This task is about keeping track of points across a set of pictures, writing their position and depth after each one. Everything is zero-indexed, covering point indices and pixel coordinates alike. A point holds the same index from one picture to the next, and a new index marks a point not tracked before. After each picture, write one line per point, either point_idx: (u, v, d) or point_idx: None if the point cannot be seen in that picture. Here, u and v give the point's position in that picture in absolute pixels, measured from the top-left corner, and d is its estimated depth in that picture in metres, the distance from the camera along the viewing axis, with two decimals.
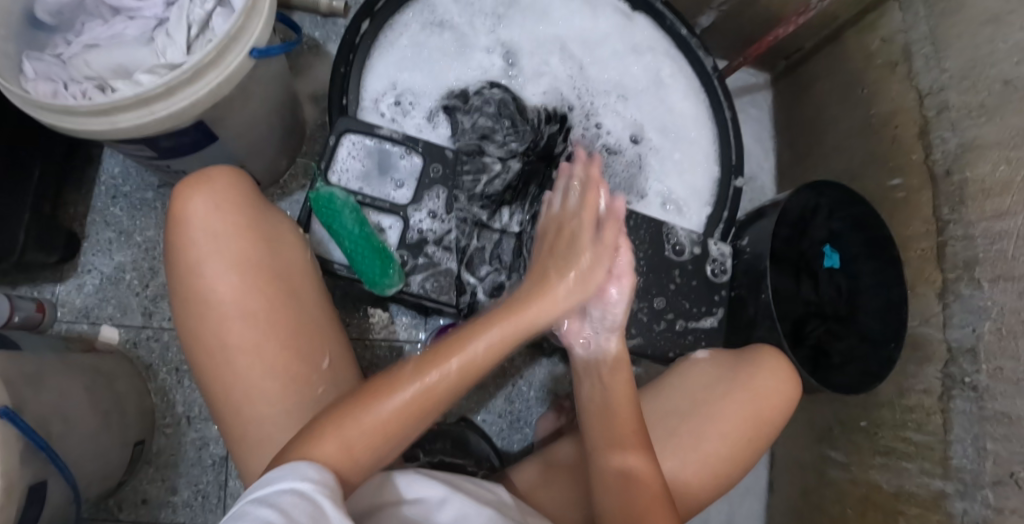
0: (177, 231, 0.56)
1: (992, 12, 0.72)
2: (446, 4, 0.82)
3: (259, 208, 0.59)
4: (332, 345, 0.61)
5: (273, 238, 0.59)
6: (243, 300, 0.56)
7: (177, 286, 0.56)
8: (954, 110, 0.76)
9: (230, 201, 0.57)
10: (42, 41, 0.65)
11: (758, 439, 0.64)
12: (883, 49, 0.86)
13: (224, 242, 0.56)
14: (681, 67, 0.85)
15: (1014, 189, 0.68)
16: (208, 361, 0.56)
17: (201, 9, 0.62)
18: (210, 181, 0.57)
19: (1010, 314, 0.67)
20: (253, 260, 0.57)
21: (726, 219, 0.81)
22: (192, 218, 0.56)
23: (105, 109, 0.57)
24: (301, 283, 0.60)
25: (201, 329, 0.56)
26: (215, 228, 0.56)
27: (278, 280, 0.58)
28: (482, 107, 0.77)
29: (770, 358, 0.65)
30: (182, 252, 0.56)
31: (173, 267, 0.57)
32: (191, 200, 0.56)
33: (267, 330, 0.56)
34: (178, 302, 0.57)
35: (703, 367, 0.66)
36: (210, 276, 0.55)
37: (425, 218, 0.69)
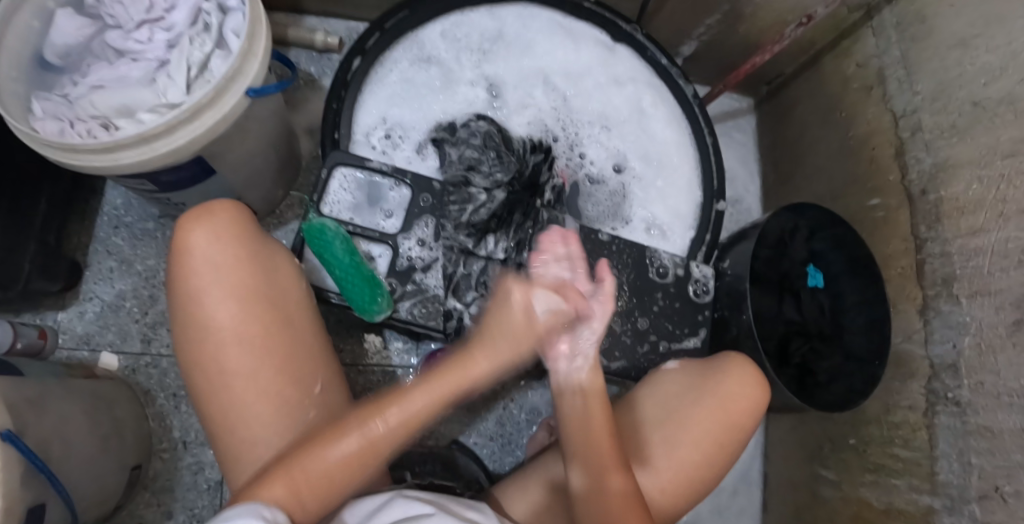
0: (179, 260, 0.58)
1: (959, 36, 0.75)
2: (435, 40, 0.86)
3: (257, 238, 0.61)
4: (325, 369, 0.63)
5: (270, 268, 0.61)
6: (240, 327, 0.58)
7: (177, 313, 0.59)
8: (927, 131, 0.78)
9: (230, 232, 0.59)
10: (50, 80, 0.69)
11: (733, 441, 0.66)
12: (859, 73, 0.89)
13: (224, 272, 0.58)
14: (663, 96, 0.88)
15: (987, 206, 0.70)
16: (205, 385, 0.58)
17: (200, 51, 0.66)
18: (211, 213, 0.59)
19: (988, 328, 0.69)
20: (250, 289, 0.59)
21: (709, 242, 0.83)
22: (192, 249, 0.58)
23: (108, 147, 0.60)
24: (296, 311, 0.62)
25: (198, 354, 0.58)
26: (215, 259, 0.58)
27: (274, 310, 0.60)
28: (468, 140, 0.80)
29: (738, 361, 0.67)
30: (182, 281, 0.58)
31: (174, 293, 0.59)
32: (193, 232, 0.58)
33: (262, 356, 0.58)
34: (177, 327, 0.59)
35: (672, 378, 0.69)
36: (208, 305, 0.57)
37: (414, 245, 0.72)
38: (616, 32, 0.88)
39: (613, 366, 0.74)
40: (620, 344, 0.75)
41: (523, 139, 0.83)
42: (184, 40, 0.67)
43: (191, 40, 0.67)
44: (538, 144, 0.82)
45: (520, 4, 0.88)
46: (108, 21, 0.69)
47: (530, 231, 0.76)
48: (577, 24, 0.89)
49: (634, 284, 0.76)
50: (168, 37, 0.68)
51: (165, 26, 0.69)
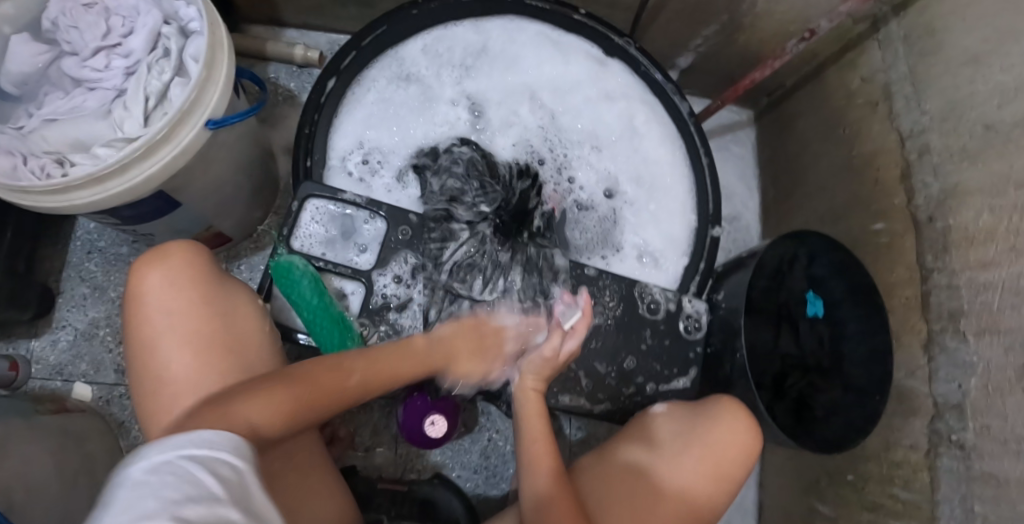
0: (133, 308, 0.55)
1: (971, 53, 0.70)
2: (416, 58, 0.82)
3: (218, 282, 0.58)
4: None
5: (229, 312, 0.57)
6: (194, 376, 0.54)
7: (132, 362, 0.56)
8: (936, 153, 0.74)
9: (186, 275, 0.56)
10: (7, 110, 0.66)
11: (721, 494, 0.64)
12: (863, 88, 0.84)
13: (178, 318, 0.55)
14: (657, 114, 0.84)
15: (998, 238, 0.66)
16: (158, 440, 0.54)
17: (158, 80, 0.63)
18: (167, 257, 0.56)
19: (997, 370, 0.65)
20: (207, 335, 0.56)
21: (703, 271, 0.79)
22: (145, 296, 0.55)
23: (59, 188, 0.57)
24: (259, 358, 0.58)
25: (152, 408, 0.54)
26: (168, 304, 0.55)
27: (233, 355, 0.56)
28: (451, 168, 0.76)
29: (730, 406, 0.65)
30: (135, 329, 0.55)
31: (130, 343, 0.56)
32: (146, 275, 0.55)
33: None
34: (133, 379, 0.56)
35: (663, 422, 0.66)
36: (162, 354, 0.54)
37: (389, 282, 0.68)
38: (607, 46, 0.84)
39: (596, 409, 0.71)
40: (605, 387, 0.72)
41: (509, 163, 0.80)
42: (142, 68, 0.63)
43: (149, 67, 0.64)
44: (526, 170, 0.79)
45: (507, 16, 0.84)
46: (65, 46, 0.66)
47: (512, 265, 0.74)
48: (566, 37, 0.85)
49: (620, 322, 0.73)
50: (126, 63, 0.64)
51: (123, 51, 0.65)
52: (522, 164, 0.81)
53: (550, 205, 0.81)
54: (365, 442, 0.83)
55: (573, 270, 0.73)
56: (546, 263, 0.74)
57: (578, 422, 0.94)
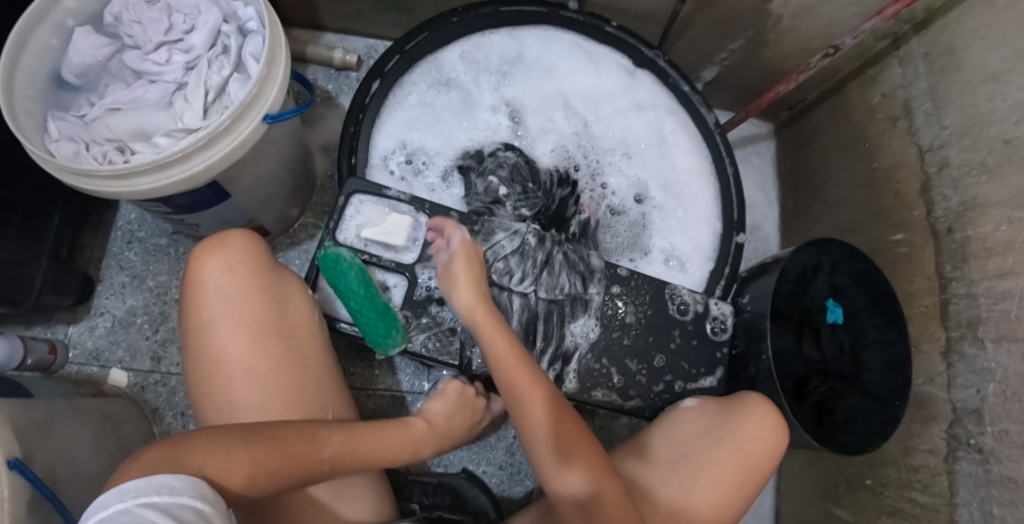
0: (191, 291, 0.57)
1: (991, 72, 0.73)
2: (455, 64, 0.85)
3: (272, 270, 0.60)
4: (335, 402, 0.61)
5: (281, 300, 0.59)
6: (250, 360, 0.57)
7: (188, 344, 0.58)
8: (955, 167, 0.76)
9: (242, 262, 0.58)
10: (67, 100, 0.69)
11: (749, 486, 0.66)
12: (884, 104, 0.87)
13: (235, 304, 0.57)
14: (685, 124, 0.87)
15: (1016, 249, 0.68)
16: (214, 418, 0.56)
17: (219, 75, 0.66)
18: (224, 244, 0.58)
19: (1015, 376, 0.67)
20: (263, 323, 0.58)
21: (729, 275, 0.82)
22: (204, 282, 0.57)
23: (123, 174, 0.60)
24: (308, 344, 0.60)
25: (208, 387, 0.56)
26: (226, 290, 0.57)
27: (284, 340, 0.58)
28: (496, 170, 0.80)
29: (755, 401, 0.66)
30: (193, 313, 0.57)
31: (186, 325, 0.58)
32: (205, 261, 0.57)
33: (273, 389, 0.57)
34: (189, 360, 0.58)
35: (693, 417, 0.67)
36: (219, 338, 0.56)
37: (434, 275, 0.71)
38: (637, 58, 0.87)
39: (627, 404, 0.74)
40: (635, 384, 0.74)
41: (551, 169, 0.85)
42: (202, 63, 0.67)
43: (208, 63, 0.67)
44: (566, 178, 0.84)
45: (541, 27, 0.87)
46: (126, 41, 0.69)
47: (557, 261, 0.76)
48: (598, 47, 0.87)
49: (651, 321, 0.75)
50: (186, 59, 0.68)
51: (183, 47, 0.69)
52: (561, 171, 0.85)
53: (588, 213, 0.84)
54: None
55: (610, 271, 0.75)
56: (584, 261, 0.76)
57: (601, 422, 0.95)
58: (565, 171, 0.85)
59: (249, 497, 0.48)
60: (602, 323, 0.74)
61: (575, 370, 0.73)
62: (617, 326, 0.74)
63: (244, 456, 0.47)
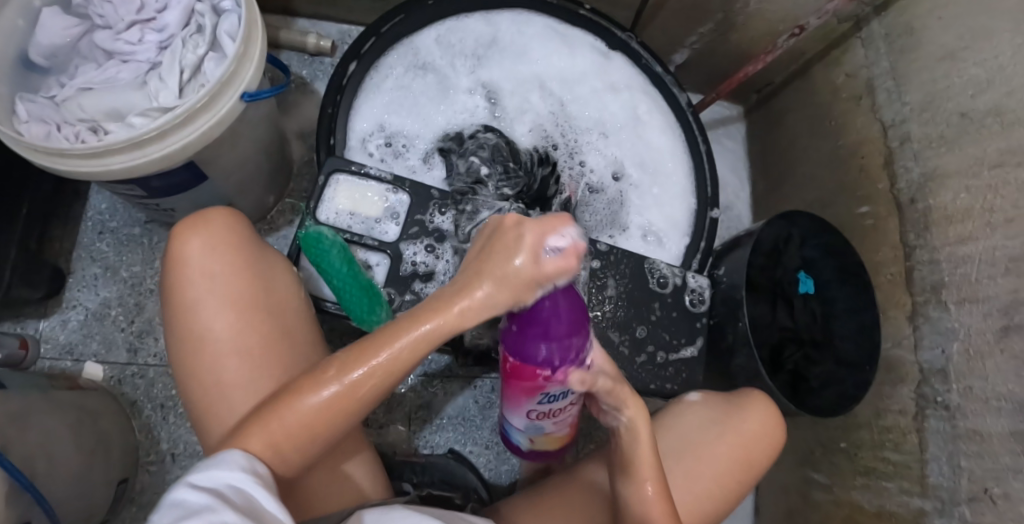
0: (174, 269, 0.56)
1: (947, 49, 0.77)
2: (430, 47, 0.85)
3: (256, 247, 0.59)
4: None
5: (267, 277, 0.59)
6: (238, 338, 0.56)
7: (173, 325, 0.57)
8: (916, 141, 0.80)
9: (225, 239, 0.57)
10: (35, 81, 0.67)
11: (747, 478, 0.67)
12: (848, 83, 0.91)
13: (221, 281, 0.56)
14: (658, 104, 0.88)
15: (974, 215, 0.72)
16: (202, 398, 0.55)
17: (194, 53, 0.65)
18: (206, 223, 0.57)
19: (977, 335, 0.70)
20: (248, 300, 0.57)
21: (705, 249, 0.83)
22: (187, 260, 0.56)
23: (98, 152, 0.59)
24: (296, 322, 0.60)
25: (195, 367, 0.55)
26: (210, 268, 0.56)
27: (271, 317, 0.58)
28: (477, 151, 0.80)
29: (758, 399, 0.69)
30: (176, 292, 0.56)
31: (169, 306, 0.57)
32: (187, 239, 0.56)
33: (262, 366, 0.56)
34: (173, 341, 0.57)
35: (697, 410, 0.69)
36: (205, 316, 0.56)
37: (418, 251, 0.72)
38: (610, 40, 0.88)
39: None
40: (618, 355, 0.76)
41: (531, 150, 0.86)
42: (176, 42, 0.66)
43: (183, 42, 0.66)
44: (546, 159, 0.85)
45: (516, 10, 0.88)
46: (97, 21, 0.68)
47: None
48: (572, 30, 0.89)
49: (630, 294, 0.77)
50: (160, 38, 0.67)
51: (157, 26, 0.68)
52: (540, 151, 0.86)
53: (568, 192, 0.85)
54: (378, 419, 0.86)
55: (593, 247, 0.77)
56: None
57: None
58: (543, 150, 0.86)
59: (295, 461, 0.49)
60: (587, 297, 0.75)
61: None
62: (597, 298, 0.76)
63: (263, 427, 0.48)
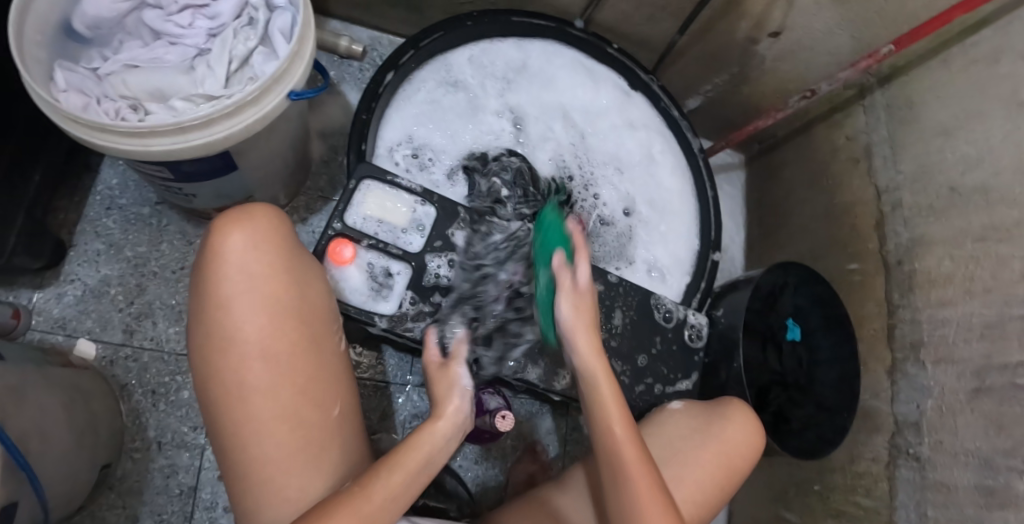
0: (210, 261, 0.54)
1: (943, 125, 0.83)
2: (463, 66, 0.87)
3: (295, 250, 0.58)
4: (343, 393, 0.59)
5: (303, 280, 0.57)
6: (268, 344, 0.54)
7: (202, 318, 0.55)
8: (906, 208, 0.87)
9: (268, 241, 0.56)
10: (75, 51, 0.66)
11: (732, 483, 0.69)
12: (847, 145, 0.97)
13: (257, 283, 0.54)
14: (670, 146, 0.93)
15: (955, 281, 0.78)
16: (221, 397, 0.54)
17: (244, 45, 0.67)
18: (250, 220, 0.56)
19: (950, 393, 0.76)
20: (283, 305, 0.55)
21: (704, 289, 0.87)
22: (226, 256, 0.54)
23: (142, 132, 0.58)
24: (326, 332, 0.58)
25: (218, 366, 0.54)
26: (249, 268, 0.54)
27: (301, 326, 0.56)
28: (501, 173, 0.83)
29: (737, 405, 0.70)
30: (210, 286, 0.54)
31: (201, 297, 0.55)
32: (229, 234, 0.54)
33: (289, 375, 0.55)
34: (198, 333, 0.55)
35: (678, 418, 0.71)
36: (238, 316, 0.54)
37: (441, 264, 0.73)
38: (634, 80, 0.92)
39: None
40: (619, 384, 0.78)
41: (550, 179, 0.88)
42: (228, 32, 0.67)
43: (235, 33, 0.67)
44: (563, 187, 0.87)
45: (548, 41, 0.91)
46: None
47: None
48: (597, 67, 0.93)
49: (635, 326, 0.79)
50: (211, 25, 0.68)
51: (208, 13, 0.69)
52: (558, 182, 0.88)
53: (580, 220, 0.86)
54: (373, 425, 0.87)
55: (610, 282, 0.79)
56: None
57: None
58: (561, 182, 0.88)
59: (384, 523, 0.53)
60: (596, 323, 0.78)
61: (567, 369, 0.76)
62: (604, 327, 0.78)
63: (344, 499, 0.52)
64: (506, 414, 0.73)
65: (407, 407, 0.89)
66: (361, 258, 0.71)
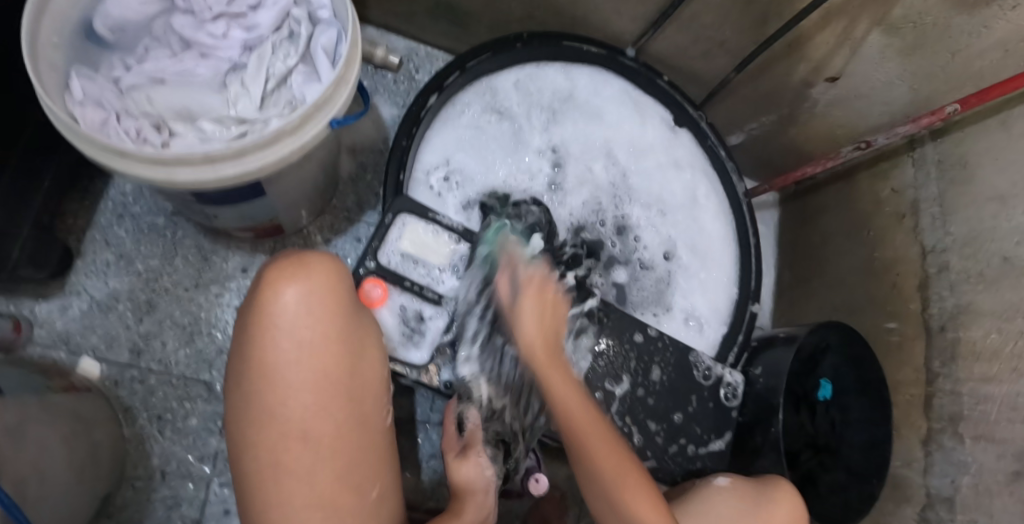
0: (263, 305, 0.50)
1: (999, 192, 0.75)
2: (508, 92, 0.84)
3: (353, 299, 0.54)
4: (386, 473, 0.54)
5: (358, 332, 0.53)
6: (310, 420, 0.50)
7: (242, 381, 0.51)
8: (954, 272, 0.80)
9: (324, 305, 0.51)
10: (96, 56, 0.60)
11: None
12: (892, 199, 0.91)
13: (310, 332, 0.50)
14: (716, 188, 0.88)
15: (1002, 357, 0.72)
16: (254, 472, 0.50)
17: (283, 64, 0.61)
18: (308, 269, 0.52)
19: (988, 473, 0.72)
20: (333, 378, 0.51)
21: (741, 343, 0.83)
22: (281, 302, 0.50)
23: (166, 160, 0.52)
24: (373, 402, 0.54)
25: (255, 437, 0.50)
26: (300, 335, 0.50)
27: (349, 400, 0.51)
28: (516, 218, 0.76)
29: (786, 486, 0.66)
30: (255, 351, 0.50)
31: (246, 361, 0.51)
32: (284, 294, 0.50)
33: (327, 454, 0.50)
34: (237, 396, 0.51)
35: (726, 497, 0.67)
36: (283, 386, 0.49)
37: (463, 315, 0.68)
38: (681, 115, 0.87)
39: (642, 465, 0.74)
40: (652, 445, 0.74)
41: (576, 224, 0.84)
42: (266, 47, 0.61)
43: (273, 48, 0.62)
44: (584, 236, 0.84)
45: (596, 68, 0.87)
46: (178, 2, 0.62)
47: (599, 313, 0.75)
48: (645, 98, 0.88)
49: (673, 385, 0.76)
50: (247, 37, 0.62)
51: (246, 24, 0.63)
52: (588, 227, 0.84)
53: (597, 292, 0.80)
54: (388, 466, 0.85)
55: (663, 342, 0.76)
56: (626, 321, 0.76)
57: None
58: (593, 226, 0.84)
59: None
60: (632, 380, 0.75)
61: None
62: (638, 382, 0.75)
63: None
64: (539, 476, 0.74)
65: (428, 446, 0.86)
66: (394, 300, 0.68)
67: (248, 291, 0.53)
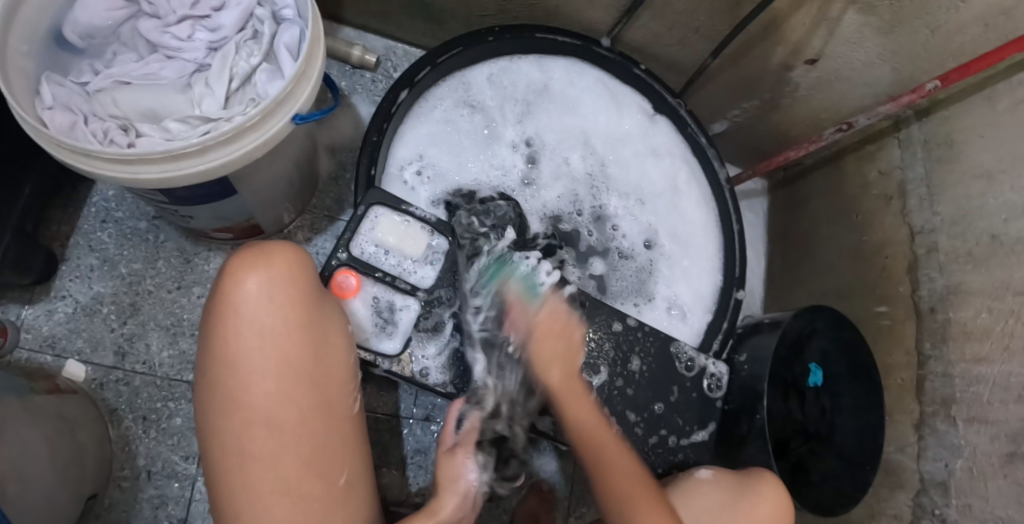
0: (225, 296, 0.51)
1: (985, 169, 0.73)
2: (482, 86, 0.84)
3: (316, 288, 0.55)
4: (354, 460, 0.54)
5: (320, 320, 0.54)
6: (273, 407, 0.50)
7: (207, 373, 0.51)
8: (943, 252, 0.78)
9: (285, 293, 0.52)
10: (66, 61, 0.62)
11: None
12: (879, 181, 0.89)
13: (272, 320, 0.51)
14: (698, 175, 0.87)
15: (993, 336, 0.70)
16: (219, 461, 0.50)
17: (246, 63, 0.62)
18: (269, 259, 0.53)
19: (982, 455, 0.70)
20: (295, 365, 0.51)
21: (726, 330, 0.82)
22: (242, 291, 0.51)
23: (128, 159, 0.53)
24: (338, 389, 0.54)
25: (220, 426, 0.50)
26: (261, 323, 0.51)
27: (312, 387, 0.52)
28: (485, 212, 0.77)
29: (770, 480, 0.65)
30: (218, 341, 0.51)
31: (210, 352, 0.52)
32: (246, 285, 0.51)
33: (292, 440, 0.51)
34: (202, 388, 0.52)
35: (709, 491, 0.67)
36: (247, 374, 0.50)
37: (434, 302, 0.69)
38: (659, 104, 0.87)
39: None
40: (632, 436, 0.73)
41: (552, 215, 0.84)
42: (229, 47, 0.62)
43: (237, 47, 0.62)
44: (562, 227, 0.84)
45: (571, 59, 0.87)
46: (144, 7, 0.64)
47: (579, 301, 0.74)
48: (622, 87, 0.87)
49: (654, 375, 0.75)
50: (211, 38, 0.63)
51: (209, 25, 0.64)
52: (564, 217, 0.84)
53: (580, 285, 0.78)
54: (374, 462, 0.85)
55: (641, 330, 0.75)
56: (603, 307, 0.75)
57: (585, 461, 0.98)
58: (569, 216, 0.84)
59: None
60: (610, 369, 0.74)
61: None
62: (616, 371, 0.74)
63: None
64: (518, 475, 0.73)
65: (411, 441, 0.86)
66: (367, 291, 0.68)
67: (213, 284, 0.54)
